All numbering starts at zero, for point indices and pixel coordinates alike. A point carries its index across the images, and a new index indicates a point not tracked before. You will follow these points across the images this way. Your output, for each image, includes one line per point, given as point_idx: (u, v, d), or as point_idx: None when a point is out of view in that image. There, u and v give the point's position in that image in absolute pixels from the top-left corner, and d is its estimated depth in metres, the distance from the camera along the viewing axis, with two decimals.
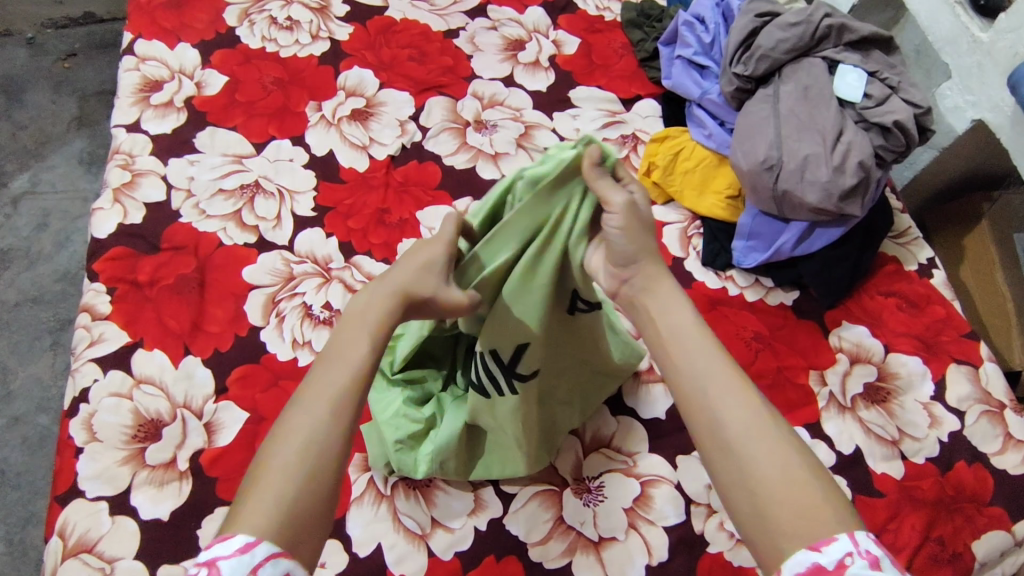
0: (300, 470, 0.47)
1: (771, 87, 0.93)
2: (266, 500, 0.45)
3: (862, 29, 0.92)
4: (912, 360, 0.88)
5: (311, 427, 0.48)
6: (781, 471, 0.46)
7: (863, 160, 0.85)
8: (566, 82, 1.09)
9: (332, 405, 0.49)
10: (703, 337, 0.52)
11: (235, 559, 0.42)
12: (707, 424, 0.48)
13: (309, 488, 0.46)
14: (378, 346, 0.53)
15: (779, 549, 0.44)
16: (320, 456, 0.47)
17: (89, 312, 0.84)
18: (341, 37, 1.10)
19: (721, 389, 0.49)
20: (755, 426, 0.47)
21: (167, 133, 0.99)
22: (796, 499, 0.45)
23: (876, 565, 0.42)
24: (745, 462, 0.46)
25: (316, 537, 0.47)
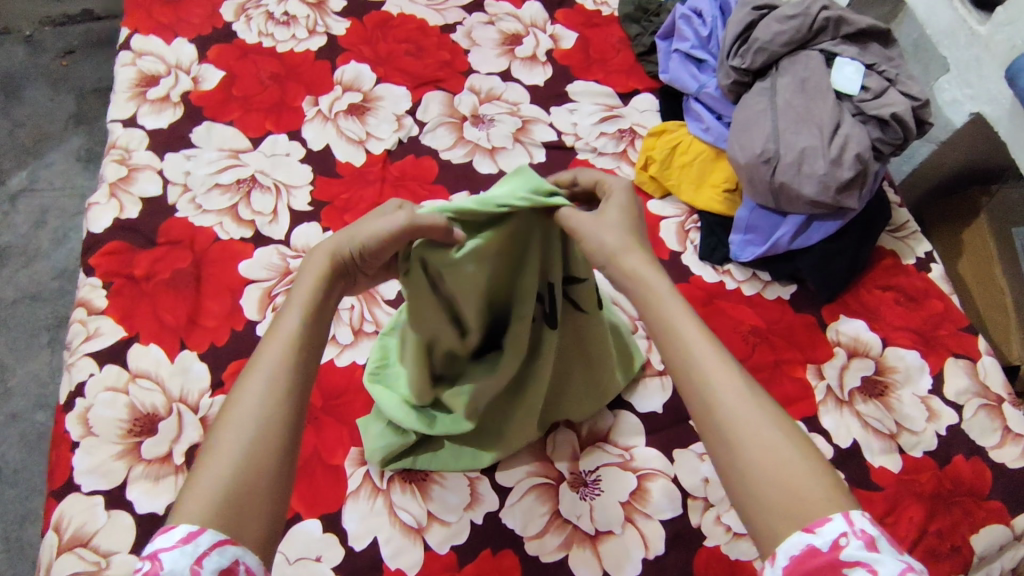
0: (240, 449, 0.44)
1: (769, 79, 0.93)
2: (206, 482, 0.43)
3: (860, 21, 0.91)
4: (910, 354, 0.88)
5: (249, 405, 0.46)
6: (771, 449, 0.44)
7: (861, 152, 0.84)
8: (563, 76, 1.09)
9: (272, 378, 0.47)
10: (683, 308, 0.50)
11: (178, 550, 0.40)
12: (698, 406, 0.47)
13: (250, 468, 0.44)
14: (311, 315, 0.52)
15: (773, 532, 0.42)
16: (260, 436, 0.45)
17: (85, 307, 0.84)
18: (338, 31, 1.10)
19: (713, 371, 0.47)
20: (740, 403, 0.46)
21: (164, 128, 0.99)
22: (785, 476, 0.43)
23: (873, 545, 0.40)
24: (733, 442, 0.45)
25: (265, 521, 0.43)
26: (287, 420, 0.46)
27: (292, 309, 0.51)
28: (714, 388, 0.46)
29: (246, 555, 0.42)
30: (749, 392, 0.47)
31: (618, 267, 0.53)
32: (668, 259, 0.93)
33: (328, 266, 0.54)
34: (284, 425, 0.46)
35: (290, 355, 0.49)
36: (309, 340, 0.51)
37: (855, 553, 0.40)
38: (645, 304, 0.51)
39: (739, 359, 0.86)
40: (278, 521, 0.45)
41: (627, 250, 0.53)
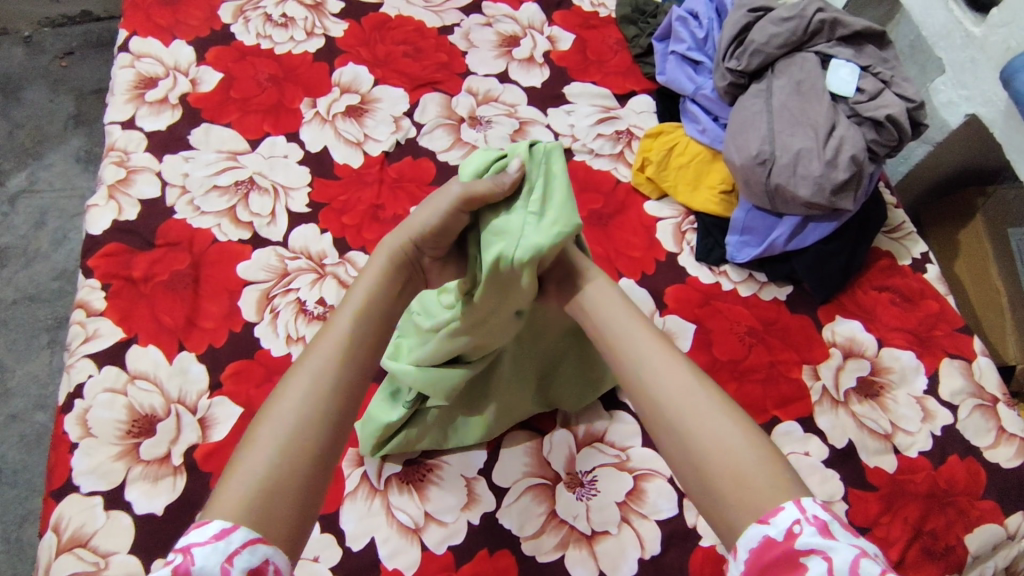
0: (277, 443, 0.47)
1: (765, 82, 0.93)
2: (242, 476, 0.45)
3: (855, 23, 0.92)
4: (905, 354, 0.88)
5: (295, 399, 0.49)
6: (718, 440, 0.48)
7: (856, 154, 0.85)
8: (560, 78, 1.09)
9: (317, 374, 0.51)
10: (630, 318, 0.57)
11: (210, 546, 0.41)
12: (647, 407, 0.52)
13: (287, 461, 0.46)
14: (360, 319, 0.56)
15: (730, 524, 0.46)
16: (299, 428, 0.48)
17: (83, 308, 0.85)
18: (336, 33, 1.11)
19: (655, 374, 0.53)
20: (690, 402, 0.50)
21: (162, 129, 0.99)
22: (734, 469, 0.47)
23: (825, 530, 0.43)
24: (681, 437, 0.49)
25: (294, 514, 0.45)
26: (327, 414, 0.50)
27: (343, 313, 0.56)
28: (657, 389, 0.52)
29: (276, 554, 0.43)
30: (699, 391, 0.51)
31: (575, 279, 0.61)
32: (664, 260, 0.94)
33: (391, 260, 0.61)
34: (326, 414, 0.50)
35: (339, 354, 0.53)
36: (355, 338, 0.55)
37: (809, 540, 0.42)
38: (603, 323, 0.58)
39: (735, 360, 0.87)
40: (308, 515, 0.46)
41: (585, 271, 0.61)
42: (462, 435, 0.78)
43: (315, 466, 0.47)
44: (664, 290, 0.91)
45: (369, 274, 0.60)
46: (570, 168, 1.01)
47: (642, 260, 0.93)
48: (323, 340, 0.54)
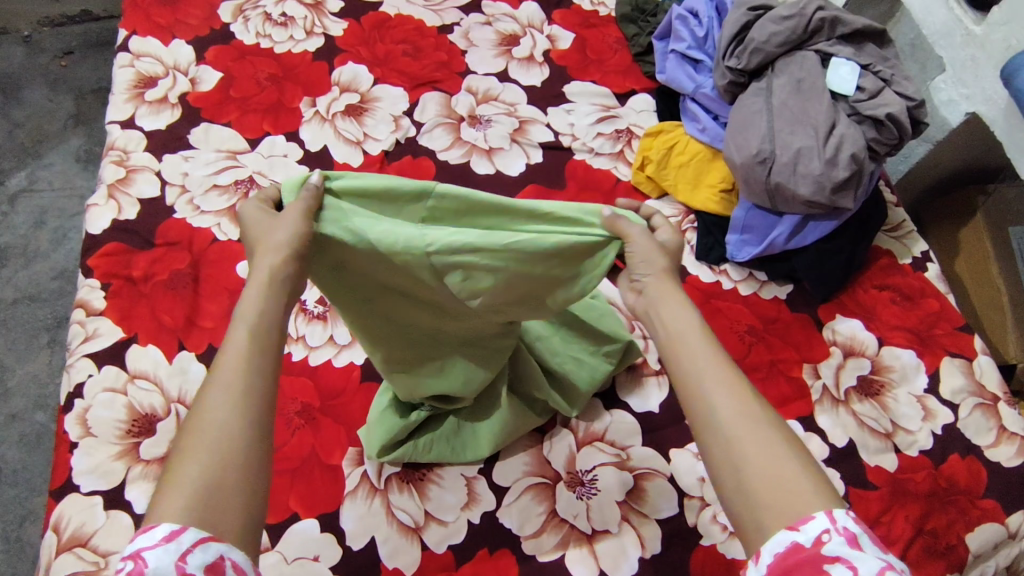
0: (210, 446, 0.43)
1: (764, 81, 0.93)
2: (179, 483, 0.42)
3: (856, 21, 0.91)
4: (906, 353, 0.88)
5: (216, 402, 0.45)
6: (767, 460, 0.45)
7: (857, 152, 0.85)
8: (560, 77, 1.09)
9: (229, 386, 0.45)
10: (690, 318, 0.52)
11: (161, 548, 0.40)
12: (699, 411, 0.48)
13: (221, 466, 0.43)
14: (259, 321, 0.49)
15: (760, 526, 0.44)
16: (227, 431, 0.44)
17: (83, 308, 0.85)
18: (335, 32, 1.10)
19: (715, 381, 0.49)
20: (742, 405, 0.47)
21: (162, 129, 0.99)
22: (773, 476, 0.45)
23: (853, 542, 0.42)
24: (730, 449, 0.46)
25: (242, 516, 0.43)
26: (255, 414, 0.45)
27: (240, 315, 0.49)
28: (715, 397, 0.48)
29: (232, 550, 0.41)
30: (744, 395, 0.48)
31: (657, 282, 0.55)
32: None
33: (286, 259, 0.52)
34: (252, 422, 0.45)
35: (245, 357, 0.47)
36: (265, 335, 0.49)
37: (837, 549, 0.41)
38: (661, 322, 0.53)
39: (735, 358, 0.87)
40: (256, 514, 0.44)
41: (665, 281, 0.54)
42: (465, 439, 0.78)
43: (253, 467, 0.44)
44: None
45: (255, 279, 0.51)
46: (570, 167, 1.01)
47: None
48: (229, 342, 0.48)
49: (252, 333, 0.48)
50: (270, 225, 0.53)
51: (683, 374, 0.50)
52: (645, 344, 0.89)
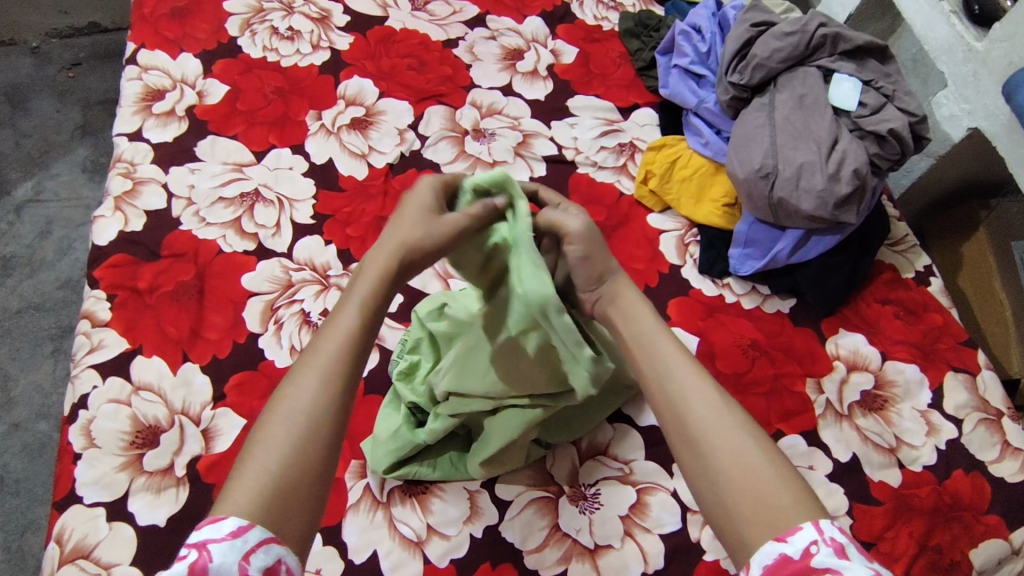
0: (289, 446, 0.49)
1: (767, 96, 0.89)
2: (257, 473, 0.47)
3: (857, 37, 0.88)
4: (909, 367, 0.88)
5: (302, 402, 0.51)
6: (742, 461, 0.51)
7: (859, 168, 0.81)
8: (565, 91, 1.10)
9: (324, 377, 0.52)
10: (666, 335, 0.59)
11: (227, 543, 0.44)
12: (671, 420, 0.54)
13: (296, 465, 0.48)
14: (367, 313, 0.56)
15: (746, 541, 0.48)
16: (309, 438, 0.50)
17: (89, 318, 0.85)
18: (342, 46, 1.12)
19: (682, 389, 0.55)
20: (716, 416, 0.53)
21: (169, 141, 1.00)
22: (753, 485, 0.49)
23: (841, 552, 0.45)
24: (709, 453, 0.51)
25: (304, 521, 0.48)
26: (335, 421, 0.51)
27: (350, 307, 0.56)
28: (689, 401, 0.54)
29: (287, 555, 0.46)
30: (722, 407, 0.54)
31: (616, 290, 0.62)
32: (668, 273, 0.93)
33: (391, 261, 0.58)
34: (335, 418, 0.51)
35: (348, 348, 0.54)
36: (357, 345, 0.55)
37: (825, 560, 0.45)
38: (630, 324, 0.61)
39: (738, 372, 0.86)
40: (315, 517, 0.49)
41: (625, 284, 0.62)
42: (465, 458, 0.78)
43: (327, 463, 0.50)
44: (667, 302, 0.91)
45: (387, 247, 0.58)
46: (573, 180, 1.01)
47: (646, 273, 0.93)
48: (324, 344, 0.54)
49: (348, 340, 0.54)
50: (416, 213, 0.59)
51: (663, 384, 0.56)
52: None
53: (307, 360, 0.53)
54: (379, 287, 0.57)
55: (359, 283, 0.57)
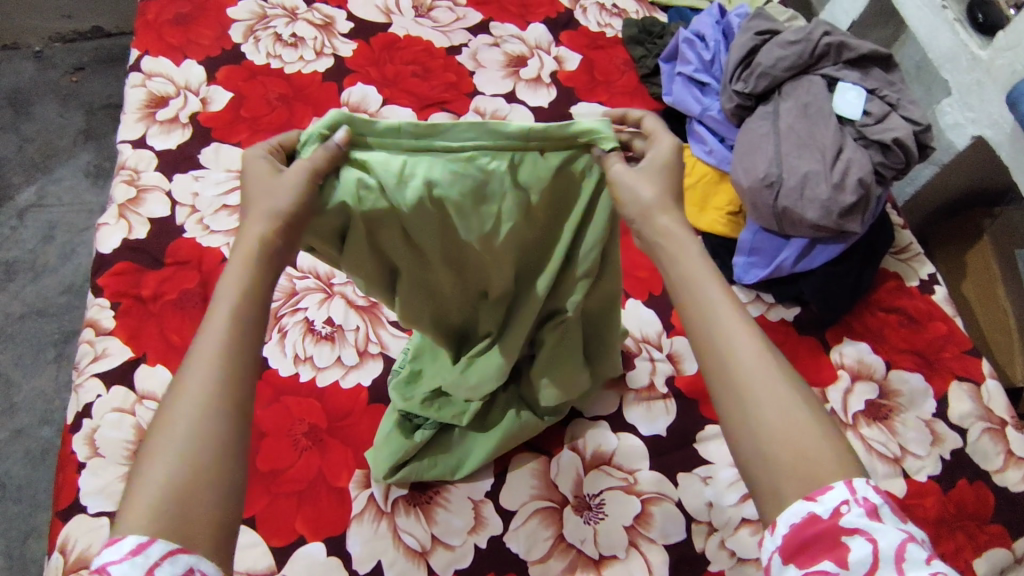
0: (178, 453, 0.42)
1: (771, 104, 0.89)
2: (149, 485, 0.41)
3: (862, 46, 0.87)
4: (914, 377, 0.88)
5: (186, 411, 0.43)
6: (785, 414, 0.46)
7: (864, 177, 0.81)
8: (568, 98, 1.10)
9: (205, 378, 0.44)
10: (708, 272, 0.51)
11: (127, 562, 0.38)
12: (716, 366, 0.48)
13: (192, 468, 0.41)
14: (240, 303, 0.47)
15: (778, 495, 0.45)
16: (199, 441, 0.42)
17: (92, 327, 0.85)
18: (345, 53, 1.13)
19: (725, 334, 0.48)
20: (760, 363, 0.47)
21: (173, 148, 1.00)
22: (793, 441, 0.45)
23: (873, 513, 0.43)
24: (749, 402, 0.46)
25: (215, 526, 0.41)
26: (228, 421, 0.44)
27: (220, 305, 0.47)
28: (732, 345, 0.48)
29: (201, 563, 0.40)
30: (765, 354, 0.48)
31: (652, 225, 0.53)
32: None
33: (265, 232, 0.49)
34: (225, 417, 0.44)
35: (226, 342, 0.45)
36: (238, 342, 0.46)
37: (856, 520, 0.42)
38: (675, 264, 0.52)
39: None
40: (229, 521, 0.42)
41: (663, 212, 0.53)
42: (467, 458, 0.78)
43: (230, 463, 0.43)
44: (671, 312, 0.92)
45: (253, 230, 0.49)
46: None
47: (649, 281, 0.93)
48: (200, 344, 0.45)
49: (224, 334, 0.45)
50: (268, 181, 0.50)
51: (701, 327, 0.50)
52: (653, 365, 0.87)
53: (184, 368, 0.45)
54: (248, 267, 0.49)
55: (229, 271, 0.48)
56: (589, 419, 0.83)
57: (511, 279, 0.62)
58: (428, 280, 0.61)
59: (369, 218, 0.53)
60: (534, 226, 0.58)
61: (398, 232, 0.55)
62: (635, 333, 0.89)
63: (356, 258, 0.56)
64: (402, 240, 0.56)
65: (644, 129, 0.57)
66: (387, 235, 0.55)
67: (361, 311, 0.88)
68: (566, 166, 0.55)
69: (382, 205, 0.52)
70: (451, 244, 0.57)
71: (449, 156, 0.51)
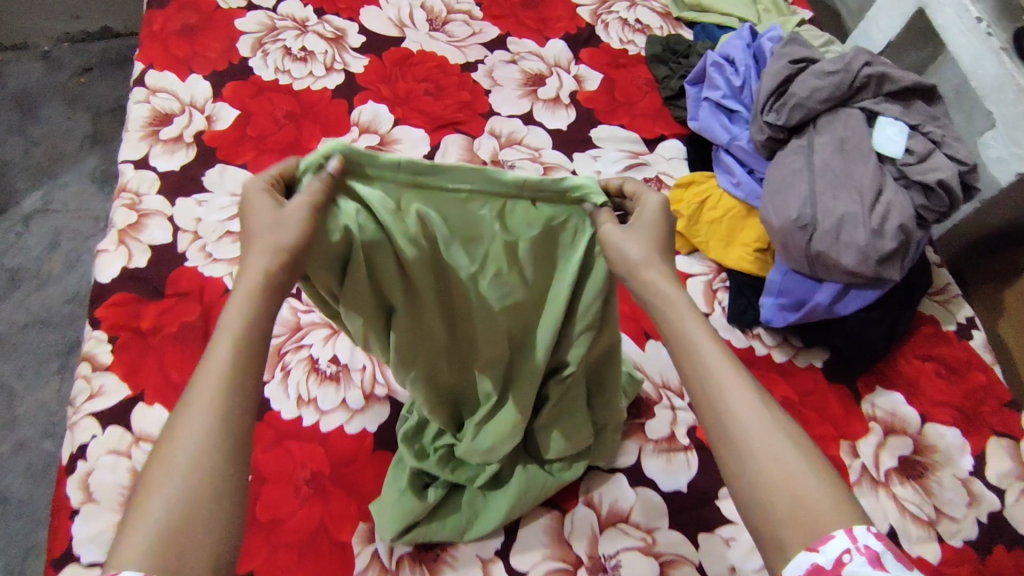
0: (179, 484, 0.40)
1: (805, 138, 0.83)
2: (149, 518, 0.39)
3: (904, 78, 0.82)
4: (950, 432, 0.83)
5: (190, 441, 0.42)
6: (781, 462, 0.45)
7: (905, 223, 0.75)
8: (588, 120, 1.05)
9: (212, 404, 0.43)
10: (701, 324, 0.51)
11: None
12: (712, 421, 0.48)
13: (192, 502, 0.40)
14: (245, 335, 0.46)
15: (782, 546, 0.43)
16: (198, 468, 0.41)
17: (89, 362, 0.82)
18: (356, 68, 1.08)
19: (718, 386, 0.48)
20: (755, 413, 0.47)
21: (176, 170, 0.97)
22: (792, 491, 0.44)
23: (877, 562, 0.40)
24: (746, 455, 0.46)
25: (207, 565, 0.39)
26: (230, 451, 0.42)
27: (229, 329, 0.46)
28: (726, 397, 0.48)
29: None
30: (761, 405, 0.48)
31: (639, 281, 0.52)
32: None
33: (268, 270, 0.47)
34: (225, 445, 0.42)
35: (233, 370, 0.44)
36: (246, 371, 0.45)
37: (859, 570, 0.40)
38: (665, 321, 0.52)
39: None
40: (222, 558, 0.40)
41: (651, 264, 0.52)
42: (479, 517, 0.75)
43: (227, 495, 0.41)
44: None
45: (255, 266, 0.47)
46: None
47: None
48: (205, 369, 0.44)
49: (229, 362, 0.44)
50: (265, 218, 0.47)
51: (697, 379, 0.49)
52: (674, 414, 0.82)
53: (187, 394, 0.44)
54: (250, 305, 0.47)
55: (238, 291, 0.47)
56: (605, 471, 0.79)
57: (506, 333, 0.58)
58: (420, 327, 0.57)
59: (370, 251, 0.49)
60: (522, 271, 0.55)
61: (396, 271, 0.50)
62: (655, 380, 0.84)
63: (355, 299, 0.51)
64: (399, 285, 0.52)
65: (632, 187, 0.55)
66: (378, 282, 0.51)
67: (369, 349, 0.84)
68: (556, 222, 0.53)
69: (382, 248, 0.49)
70: (444, 287, 0.54)
71: (451, 203, 0.50)
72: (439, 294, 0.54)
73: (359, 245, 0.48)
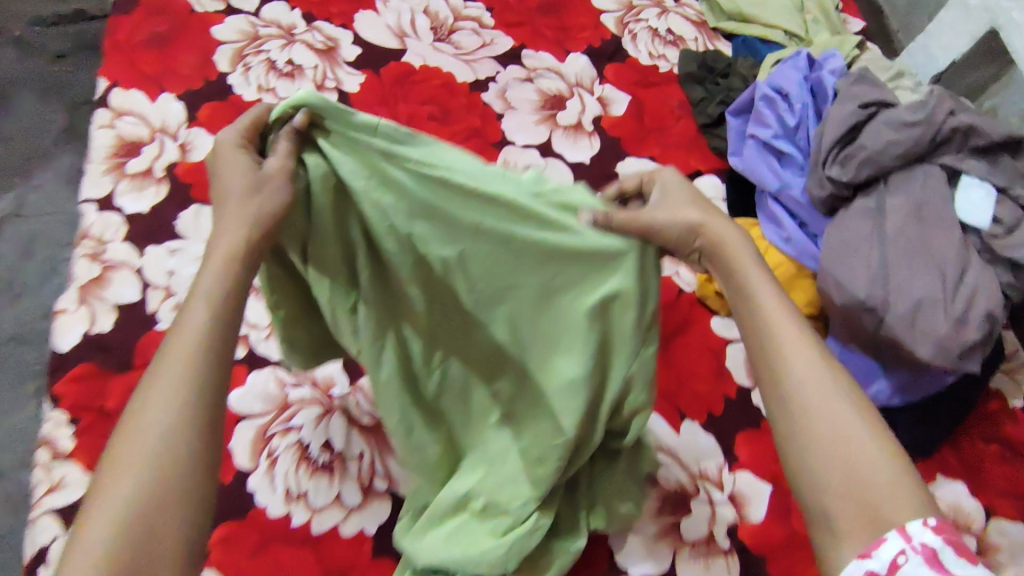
0: (143, 468, 0.35)
1: (874, 197, 0.72)
2: (103, 509, 0.34)
3: (994, 132, 0.70)
4: (1016, 528, 0.74)
5: (161, 417, 0.36)
6: (843, 434, 0.43)
7: (992, 311, 0.65)
8: (614, 150, 0.93)
9: (184, 384, 0.37)
10: (771, 286, 0.48)
11: None
12: (770, 382, 0.46)
13: (155, 491, 0.35)
14: (216, 307, 0.40)
15: (835, 525, 0.41)
16: (177, 454, 0.36)
17: (48, 447, 0.72)
18: (351, 86, 0.95)
19: (785, 346, 0.46)
20: (822, 381, 0.44)
21: (145, 212, 0.84)
22: (851, 465, 0.41)
23: (936, 562, 0.37)
24: (799, 423, 0.44)
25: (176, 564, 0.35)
26: (205, 432, 0.37)
27: (196, 301, 0.40)
28: (788, 361, 0.45)
29: None
30: (827, 369, 0.45)
31: (707, 241, 0.50)
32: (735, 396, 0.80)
33: (241, 244, 0.43)
34: (204, 426, 0.37)
35: (205, 349, 0.39)
36: (222, 334, 0.40)
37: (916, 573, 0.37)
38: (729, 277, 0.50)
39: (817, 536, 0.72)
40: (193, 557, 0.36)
41: (715, 219, 0.50)
42: None
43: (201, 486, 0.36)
44: (734, 437, 0.77)
45: (222, 232, 0.43)
46: None
47: (709, 397, 0.79)
48: (174, 343, 0.38)
49: (205, 339, 0.39)
50: (239, 179, 0.44)
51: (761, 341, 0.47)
52: (713, 511, 0.73)
53: (157, 360, 0.38)
54: (224, 273, 0.41)
55: (204, 270, 0.41)
56: None
57: (495, 339, 0.54)
58: (384, 325, 0.52)
59: (363, 219, 0.47)
60: (535, 271, 0.50)
61: (367, 247, 0.49)
62: (691, 470, 0.74)
63: (324, 261, 0.49)
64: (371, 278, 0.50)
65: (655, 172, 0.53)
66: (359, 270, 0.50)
67: (365, 432, 0.74)
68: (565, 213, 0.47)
69: (365, 221, 0.47)
70: (419, 280, 0.51)
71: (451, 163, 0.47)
72: (414, 288, 0.51)
73: (342, 215, 0.48)
